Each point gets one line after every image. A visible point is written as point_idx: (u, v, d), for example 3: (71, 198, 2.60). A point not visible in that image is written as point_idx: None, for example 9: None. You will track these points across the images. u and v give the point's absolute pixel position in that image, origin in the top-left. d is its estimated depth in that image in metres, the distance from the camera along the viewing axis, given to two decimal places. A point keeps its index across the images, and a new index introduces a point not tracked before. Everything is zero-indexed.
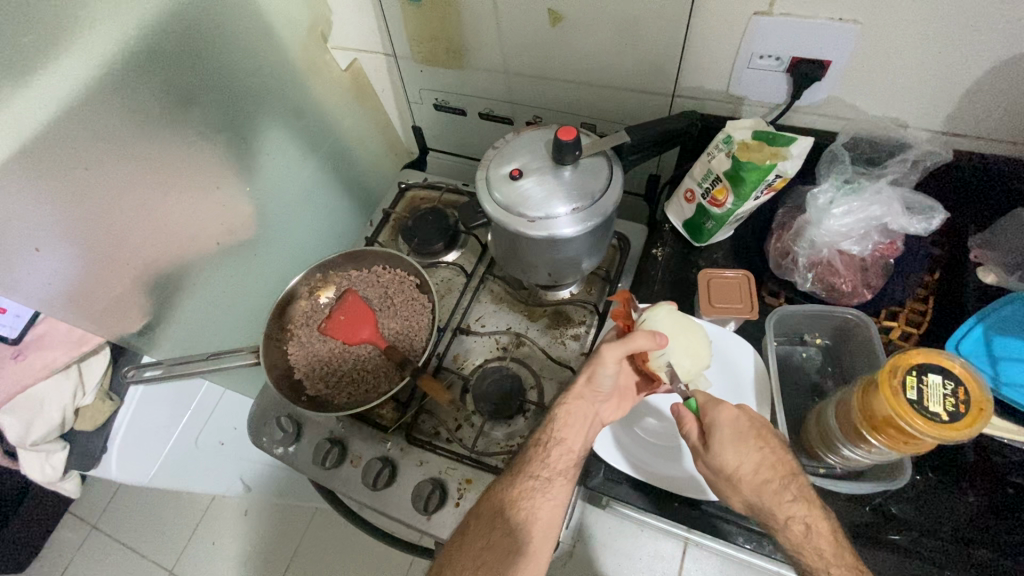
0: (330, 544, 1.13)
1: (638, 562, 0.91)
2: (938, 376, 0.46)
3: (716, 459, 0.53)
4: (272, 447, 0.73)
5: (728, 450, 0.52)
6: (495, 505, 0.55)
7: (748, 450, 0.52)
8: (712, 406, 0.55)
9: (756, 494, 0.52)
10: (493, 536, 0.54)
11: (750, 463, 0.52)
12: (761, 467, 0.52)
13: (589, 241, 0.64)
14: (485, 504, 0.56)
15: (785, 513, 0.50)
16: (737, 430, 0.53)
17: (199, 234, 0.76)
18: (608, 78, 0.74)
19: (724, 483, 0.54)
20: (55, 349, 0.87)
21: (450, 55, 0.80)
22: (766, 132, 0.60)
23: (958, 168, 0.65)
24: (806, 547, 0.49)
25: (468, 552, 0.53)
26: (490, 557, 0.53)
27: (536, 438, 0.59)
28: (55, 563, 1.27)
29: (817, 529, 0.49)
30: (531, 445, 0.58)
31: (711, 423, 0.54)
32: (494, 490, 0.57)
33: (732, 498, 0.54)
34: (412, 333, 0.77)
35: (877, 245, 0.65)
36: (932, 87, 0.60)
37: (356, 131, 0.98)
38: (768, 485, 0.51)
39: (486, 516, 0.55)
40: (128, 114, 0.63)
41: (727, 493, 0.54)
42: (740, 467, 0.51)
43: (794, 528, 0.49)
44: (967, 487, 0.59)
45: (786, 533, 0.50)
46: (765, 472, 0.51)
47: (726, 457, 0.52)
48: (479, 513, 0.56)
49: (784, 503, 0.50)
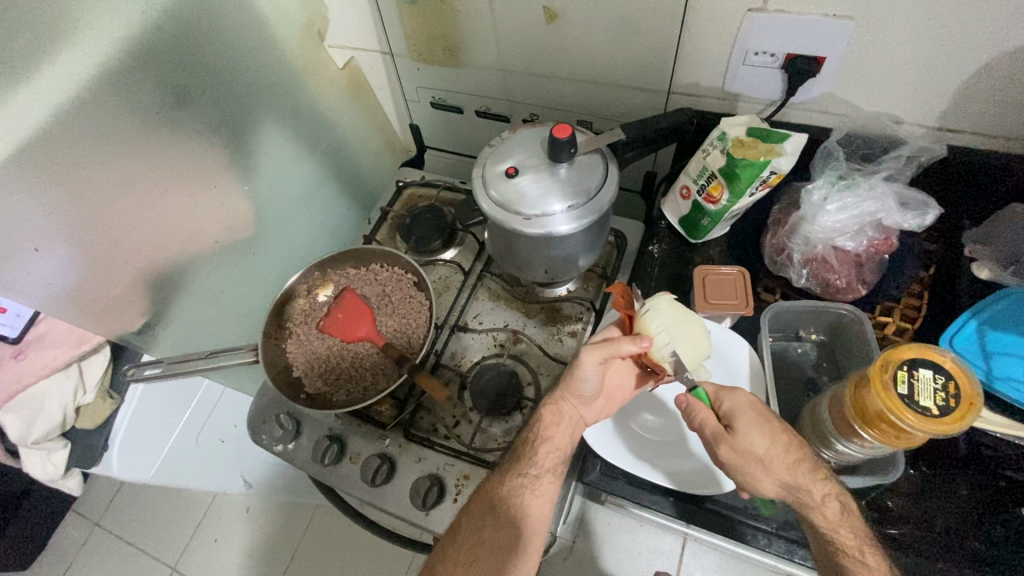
0: (331, 540, 1.14)
1: (637, 557, 0.91)
2: (929, 371, 0.47)
3: (744, 442, 0.52)
4: (271, 445, 0.73)
5: (754, 432, 0.52)
6: (483, 502, 0.56)
7: (775, 433, 0.52)
8: (725, 392, 0.55)
9: (791, 475, 0.51)
10: (484, 533, 0.54)
11: (778, 444, 0.52)
12: (788, 448, 0.52)
13: (585, 238, 0.64)
14: (479, 500, 0.56)
15: (820, 492, 0.51)
16: (758, 413, 0.54)
17: (197, 233, 0.77)
18: (604, 76, 0.74)
19: (751, 468, 0.52)
20: (55, 348, 0.87)
21: (447, 53, 0.80)
22: (761, 128, 0.61)
23: (952, 164, 0.65)
24: (842, 527, 0.50)
25: (457, 551, 0.53)
26: (483, 553, 0.52)
27: (525, 436, 0.59)
28: (58, 560, 1.28)
29: (849, 510, 0.51)
30: (521, 445, 0.59)
31: (731, 408, 0.54)
32: (487, 487, 0.57)
33: (763, 483, 0.52)
34: (410, 330, 0.77)
35: (871, 241, 0.65)
36: (926, 83, 0.60)
37: (354, 129, 0.99)
38: (801, 464, 0.52)
39: (479, 512, 0.55)
40: (126, 114, 0.63)
41: (756, 479, 0.53)
42: (773, 447, 0.52)
43: (830, 506, 0.50)
44: (961, 481, 0.59)
45: (822, 512, 0.51)
46: (792, 454, 0.52)
47: (751, 441, 0.52)
48: (470, 511, 0.56)
49: (819, 482, 0.51)
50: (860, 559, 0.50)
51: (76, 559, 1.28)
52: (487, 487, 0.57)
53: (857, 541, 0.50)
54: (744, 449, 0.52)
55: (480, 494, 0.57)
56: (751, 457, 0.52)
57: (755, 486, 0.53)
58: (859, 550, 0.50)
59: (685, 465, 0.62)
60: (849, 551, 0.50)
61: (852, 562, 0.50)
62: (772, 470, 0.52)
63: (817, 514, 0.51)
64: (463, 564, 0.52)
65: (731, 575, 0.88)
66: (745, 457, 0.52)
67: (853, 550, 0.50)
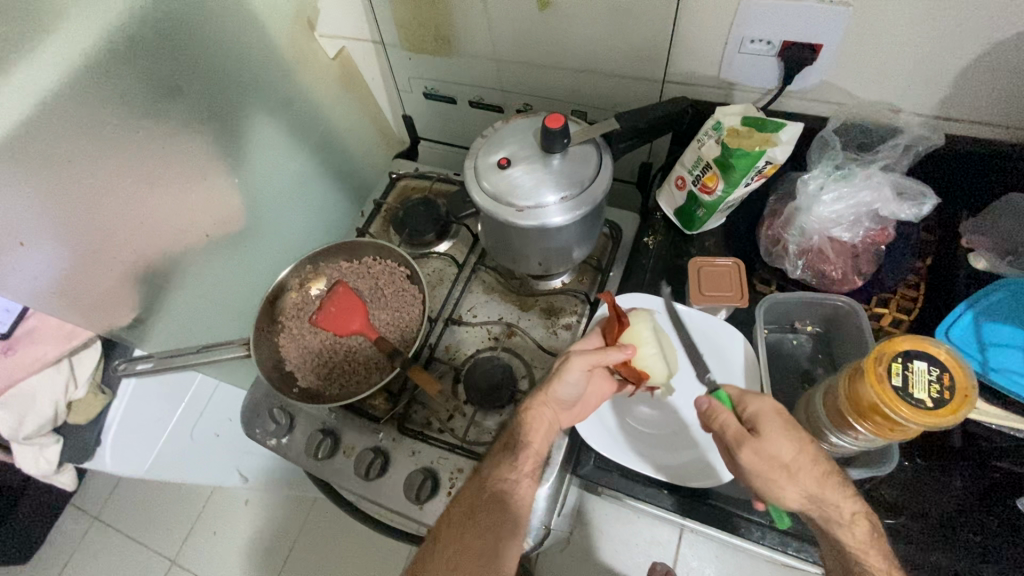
0: (330, 532, 1.14)
1: (635, 548, 0.91)
2: (923, 363, 0.46)
3: (771, 446, 0.51)
4: (265, 439, 0.73)
5: (782, 437, 0.51)
6: (463, 507, 0.55)
7: (804, 444, 0.51)
8: (752, 397, 0.55)
9: (816, 486, 0.50)
10: (466, 540, 0.52)
11: (807, 454, 0.51)
12: (817, 461, 0.51)
13: (579, 229, 0.63)
14: (456, 505, 0.56)
15: (849, 509, 0.50)
16: (786, 419, 0.53)
17: (187, 226, 0.76)
18: (598, 65, 0.73)
19: (777, 475, 0.51)
20: (45, 343, 0.88)
21: (439, 42, 0.79)
22: (756, 117, 0.59)
23: (950, 153, 0.64)
24: (868, 547, 0.50)
25: (439, 560, 0.52)
26: (465, 561, 0.51)
27: (506, 441, 0.59)
28: (58, 554, 1.29)
29: (874, 529, 0.51)
30: (499, 447, 0.59)
31: (756, 411, 0.53)
32: (469, 490, 0.57)
33: (787, 491, 0.51)
34: (403, 323, 0.76)
35: (866, 232, 0.65)
36: (924, 71, 0.59)
37: (346, 121, 0.97)
38: (829, 477, 0.51)
39: (459, 517, 0.55)
40: (112, 106, 0.62)
41: (778, 487, 0.51)
42: (799, 454, 0.51)
43: (858, 525, 0.50)
44: (955, 472, 0.59)
45: (847, 531, 0.50)
46: (822, 468, 0.51)
47: (779, 446, 0.51)
48: (450, 517, 0.55)
49: (849, 501, 0.51)
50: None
51: (75, 553, 1.28)
52: (468, 494, 0.56)
53: (882, 559, 0.49)
54: (772, 454, 0.50)
55: (462, 499, 0.56)
56: (780, 462, 0.50)
57: (776, 495, 0.51)
58: (887, 569, 0.49)
59: (676, 462, 0.62)
60: (874, 568, 0.49)
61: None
62: (800, 480, 0.50)
63: (846, 532, 0.50)
64: (445, 569, 0.51)
65: (728, 564, 0.88)
66: (776, 462, 0.50)
67: (876, 566, 0.49)
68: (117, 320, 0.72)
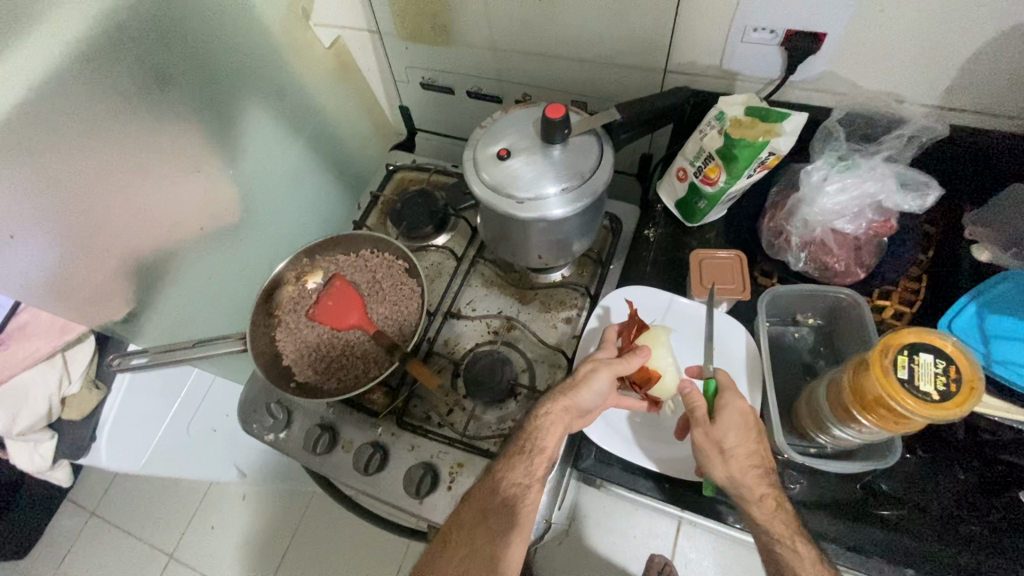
0: (329, 526, 1.14)
1: (633, 539, 0.92)
2: (929, 356, 0.46)
3: (720, 431, 0.54)
4: (262, 434, 0.72)
5: (732, 427, 0.54)
6: (477, 511, 0.54)
7: (748, 433, 0.54)
8: (730, 393, 0.57)
9: (742, 470, 0.53)
10: (477, 544, 0.52)
11: (746, 441, 0.54)
12: (752, 449, 0.54)
13: (580, 221, 0.62)
14: (468, 508, 0.55)
15: (760, 488, 0.53)
16: (744, 420, 0.55)
17: (181, 219, 0.74)
18: (598, 54, 0.72)
19: (712, 456, 0.54)
20: (36, 339, 0.84)
21: (437, 31, 0.78)
22: (761, 107, 0.58)
23: (954, 144, 0.64)
24: (776, 520, 0.52)
25: (449, 562, 0.52)
26: (476, 566, 0.52)
27: (519, 443, 0.56)
28: (55, 550, 1.28)
29: (782, 506, 0.53)
30: (512, 449, 0.57)
31: (727, 405, 0.55)
32: (478, 488, 0.56)
33: (713, 468, 0.54)
34: (401, 317, 0.75)
35: (871, 223, 0.63)
36: (929, 60, 0.58)
37: (341, 111, 0.96)
38: (758, 465, 0.54)
39: (473, 520, 0.54)
40: (101, 96, 0.60)
41: (709, 463, 0.54)
42: (740, 443, 0.54)
43: (767, 503, 0.53)
44: (957, 464, 0.59)
45: (759, 507, 0.53)
46: (751, 453, 0.54)
47: (728, 433, 0.54)
48: (462, 519, 0.54)
49: (762, 480, 0.53)
50: (792, 547, 0.51)
51: (72, 549, 1.27)
52: (477, 496, 0.55)
53: (787, 530, 0.52)
54: (715, 438, 0.54)
55: (471, 499, 0.55)
56: (719, 445, 0.54)
57: (705, 468, 0.55)
58: (791, 539, 0.52)
59: (674, 456, 0.62)
60: (782, 540, 0.52)
61: (783, 549, 0.52)
62: (730, 463, 0.53)
63: (754, 507, 0.53)
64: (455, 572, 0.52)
65: (726, 554, 0.88)
66: (713, 444, 0.54)
67: (784, 538, 0.52)
68: (111, 314, 0.71)
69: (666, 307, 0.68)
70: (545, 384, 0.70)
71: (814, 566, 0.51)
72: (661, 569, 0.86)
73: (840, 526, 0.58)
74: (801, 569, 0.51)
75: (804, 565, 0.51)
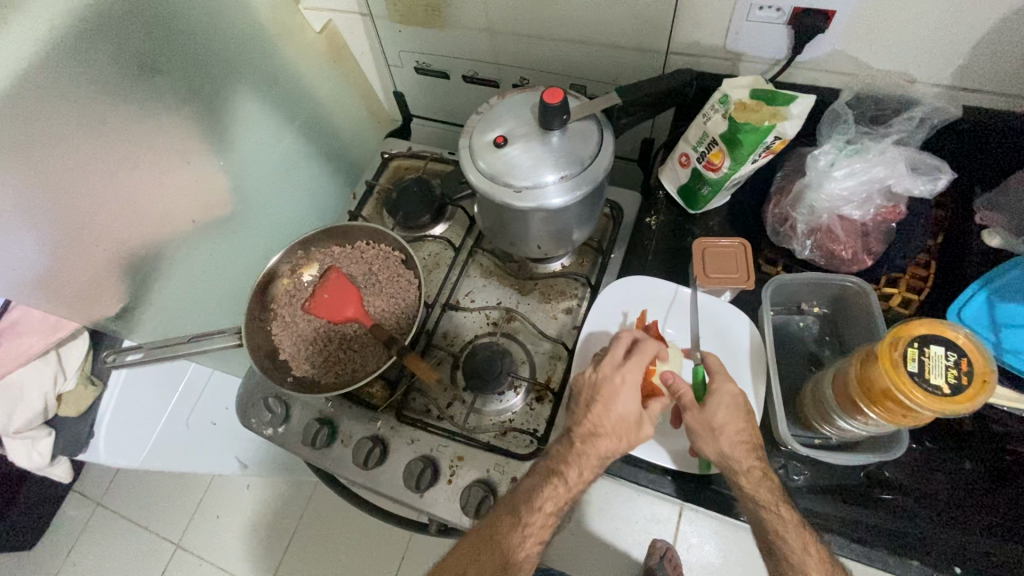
0: (333, 515, 1.14)
1: (635, 526, 0.87)
2: (941, 348, 0.45)
3: (710, 411, 0.55)
4: (261, 429, 0.72)
5: (723, 407, 0.55)
6: (495, 558, 0.54)
7: (737, 412, 0.55)
8: (719, 376, 0.57)
9: (731, 447, 0.54)
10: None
11: (735, 419, 0.55)
12: (741, 427, 0.55)
13: (580, 210, 0.61)
14: (490, 551, 0.55)
15: (747, 461, 0.53)
16: (735, 401, 0.55)
17: (172, 211, 0.73)
18: (597, 36, 0.69)
19: (704, 435, 0.55)
20: (30, 335, 0.83)
21: (430, 13, 0.75)
22: (766, 90, 0.57)
23: (966, 125, 0.62)
24: (779, 501, 0.53)
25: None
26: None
27: (553, 465, 0.57)
28: (62, 541, 1.29)
29: (769, 477, 0.54)
30: (546, 506, 0.55)
31: (716, 389, 0.56)
32: (499, 531, 0.55)
33: (706, 447, 0.54)
34: (398, 309, 0.74)
35: (878, 208, 0.62)
36: (941, 40, 0.56)
37: (334, 98, 0.94)
38: (748, 440, 0.54)
39: (490, 569, 0.54)
40: (84, 86, 0.58)
41: (702, 442, 0.55)
42: (728, 422, 0.54)
43: (754, 473, 0.53)
44: (965, 455, 0.58)
45: (746, 477, 0.53)
46: (740, 431, 0.54)
47: (717, 411, 0.54)
48: (478, 565, 0.54)
49: (751, 454, 0.54)
50: (776, 511, 0.52)
51: (79, 539, 1.28)
52: (500, 541, 0.55)
53: (774, 498, 0.53)
54: (707, 418, 0.55)
55: (490, 542, 0.55)
56: (711, 424, 0.54)
57: (699, 449, 0.55)
58: (777, 504, 0.52)
59: (673, 448, 0.62)
60: (768, 506, 0.52)
61: (769, 515, 0.52)
62: (720, 439, 0.54)
63: (742, 479, 0.53)
64: None
65: (726, 539, 0.88)
66: (704, 422, 0.55)
67: (770, 505, 0.52)
68: (106, 309, 0.70)
69: (667, 299, 0.67)
70: (546, 376, 0.69)
71: (794, 528, 0.52)
72: (661, 554, 0.87)
73: (843, 514, 0.57)
74: (783, 530, 0.52)
75: (785, 526, 0.52)
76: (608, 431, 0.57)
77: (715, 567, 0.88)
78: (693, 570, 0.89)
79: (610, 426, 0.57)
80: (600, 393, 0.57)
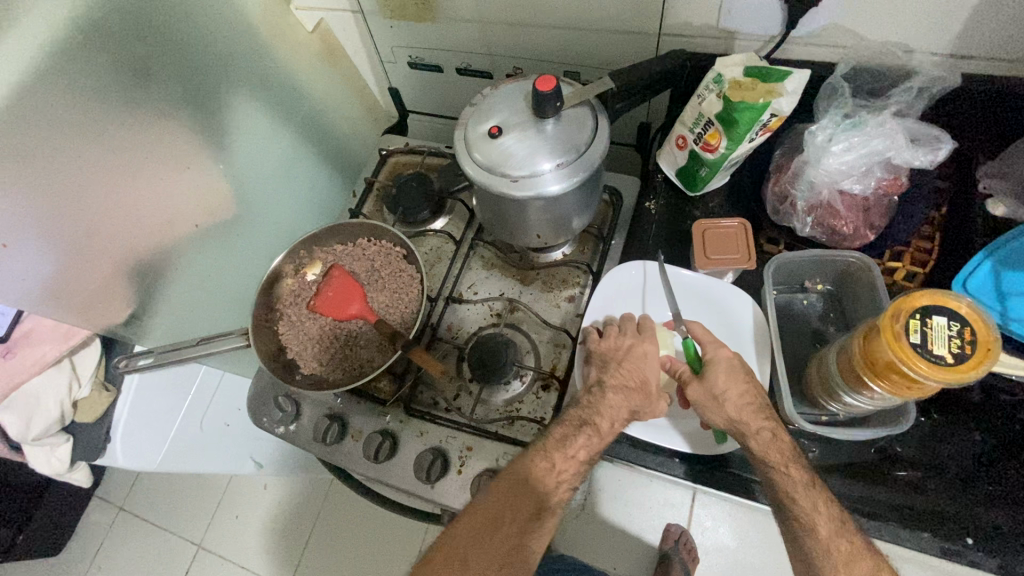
0: (350, 509, 1.16)
1: (650, 512, 0.88)
2: (943, 319, 0.45)
3: (715, 382, 0.56)
4: (273, 428, 0.73)
5: (731, 379, 0.56)
6: (531, 503, 0.55)
7: (737, 377, 0.57)
8: (712, 345, 0.59)
9: (738, 412, 0.55)
10: (525, 538, 0.54)
11: (736, 384, 0.56)
12: (743, 391, 0.56)
13: (579, 196, 0.60)
14: (527, 494, 0.55)
15: (756, 423, 0.54)
16: (732, 367, 0.57)
17: (175, 216, 0.74)
18: (588, 22, 0.69)
19: (710, 405, 0.56)
20: (44, 344, 0.86)
21: (421, 7, 0.75)
22: (758, 68, 0.57)
23: (966, 95, 0.61)
24: (792, 468, 0.52)
25: (492, 550, 0.53)
26: (516, 558, 0.54)
27: (572, 417, 0.58)
28: (90, 544, 1.32)
29: (781, 440, 0.54)
30: (580, 453, 0.56)
31: (712, 359, 0.58)
32: (535, 478, 0.55)
33: (713, 417, 0.55)
34: (402, 305, 0.74)
35: (880, 181, 0.61)
36: (937, 8, 0.55)
37: (330, 97, 0.94)
38: (749, 406, 0.55)
39: (527, 513, 0.55)
40: (81, 95, 0.59)
41: (709, 412, 0.56)
42: (728, 390, 0.56)
43: (762, 435, 0.53)
44: (974, 426, 0.58)
45: (755, 439, 0.54)
46: (743, 395, 0.56)
47: (718, 379, 0.56)
48: (515, 509, 0.55)
49: (759, 416, 0.54)
50: (785, 471, 0.52)
51: (104, 543, 1.31)
52: (538, 488, 0.55)
53: (784, 458, 0.52)
54: (711, 388, 0.56)
55: (526, 488, 0.55)
56: (714, 394, 0.56)
57: (705, 419, 0.56)
58: (787, 464, 0.52)
59: (681, 430, 0.62)
60: (778, 468, 0.52)
61: (779, 475, 0.52)
62: (725, 407, 0.55)
63: (752, 442, 0.54)
64: (504, 541, 0.54)
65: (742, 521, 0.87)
66: (708, 393, 0.56)
67: (780, 466, 0.52)
68: (116, 315, 0.72)
69: (639, 281, 0.68)
70: (551, 363, 0.70)
71: (804, 488, 0.51)
72: (677, 539, 0.85)
73: (854, 491, 0.57)
74: (794, 491, 0.51)
75: (795, 488, 0.51)
76: (633, 384, 0.59)
77: (730, 549, 0.87)
78: (709, 555, 0.87)
79: (635, 381, 0.59)
80: (628, 356, 0.60)
